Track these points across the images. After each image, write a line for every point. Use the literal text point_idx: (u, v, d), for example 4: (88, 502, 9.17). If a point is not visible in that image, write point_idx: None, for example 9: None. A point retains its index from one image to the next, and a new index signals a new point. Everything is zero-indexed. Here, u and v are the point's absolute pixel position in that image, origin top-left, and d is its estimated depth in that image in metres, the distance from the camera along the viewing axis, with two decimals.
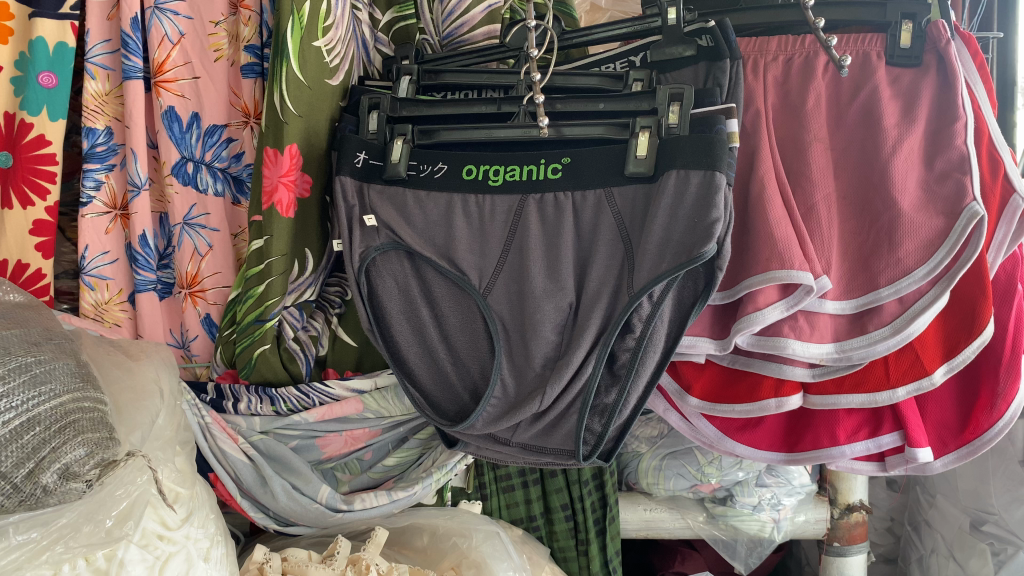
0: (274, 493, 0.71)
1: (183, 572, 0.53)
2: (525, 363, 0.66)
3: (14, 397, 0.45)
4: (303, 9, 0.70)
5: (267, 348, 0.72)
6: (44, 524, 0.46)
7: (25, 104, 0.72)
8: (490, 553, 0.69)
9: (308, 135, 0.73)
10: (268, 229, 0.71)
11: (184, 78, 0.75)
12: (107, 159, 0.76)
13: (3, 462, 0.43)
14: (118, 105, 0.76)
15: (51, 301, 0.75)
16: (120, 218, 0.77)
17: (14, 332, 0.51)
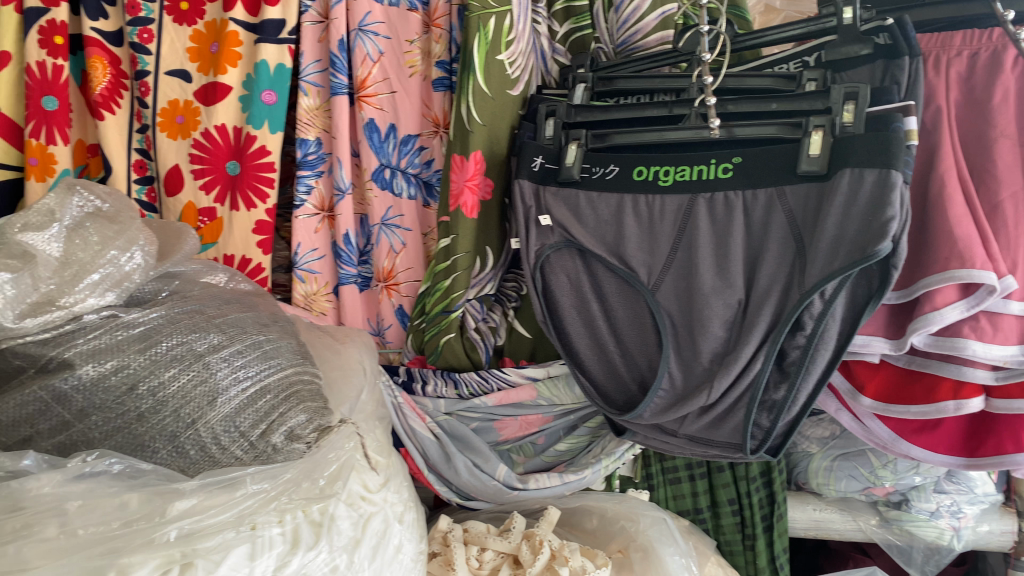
0: (457, 469, 0.77)
1: (382, 530, 0.59)
2: (693, 357, 0.69)
3: (251, 368, 0.54)
4: (489, 25, 0.76)
5: (452, 336, 0.78)
6: (273, 477, 0.53)
7: (251, 119, 0.83)
8: (657, 537, 0.72)
9: (491, 143, 0.79)
10: (454, 229, 0.78)
11: (383, 93, 0.82)
12: (317, 166, 0.86)
13: (244, 422, 0.52)
14: (326, 118, 0.86)
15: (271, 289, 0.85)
16: (327, 219, 0.87)
17: (248, 314, 0.59)
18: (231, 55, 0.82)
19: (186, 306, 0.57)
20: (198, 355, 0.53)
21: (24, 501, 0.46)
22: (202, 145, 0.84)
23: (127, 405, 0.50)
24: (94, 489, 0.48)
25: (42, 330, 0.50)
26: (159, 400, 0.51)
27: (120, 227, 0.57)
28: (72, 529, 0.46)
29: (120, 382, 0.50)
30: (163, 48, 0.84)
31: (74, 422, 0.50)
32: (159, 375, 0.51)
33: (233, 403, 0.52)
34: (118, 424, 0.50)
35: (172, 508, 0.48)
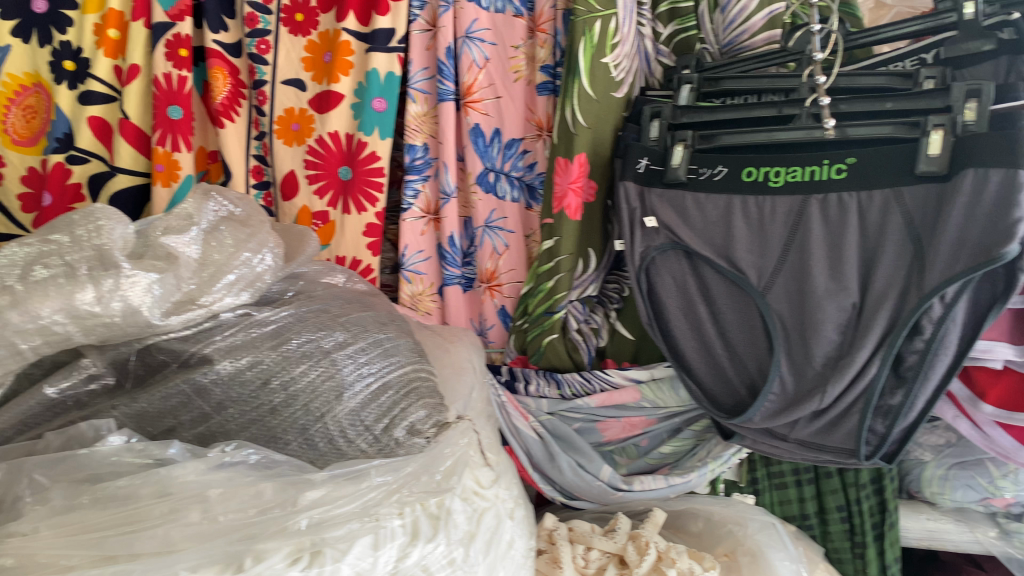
0: (560, 469, 0.78)
1: (495, 525, 0.61)
2: (805, 360, 0.68)
3: (374, 364, 0.57)
4: (594, 28, 0.76)
5: (555, 337, 0.79)
6: (396, 470, 0.54)
7: (362, 125, 0.86)
8: (766, 542, 0.72)
9: (595, 145, 0.79)
10: (558, 231, 0.78)
11: (489, 99, 0.84)
12: (424, 170, 0.88)
13: (370, 416, 0.55)
14: (433, 123, 0.88)
15: (378, 281, 0.88)
16: (432, 222, 0.89)
17: (368, 314, 0.62)
18: (343, 64, 0.86)
19: (312, 305, 0.60)
20: (325, 352, 0.56)
21: (171, 487, 0.49)
22: (316, 151, 0.88)
23: (261, 398, 0.53)
24: (233, 477, 0.51)
25: (185, 327, 0.53)
26: (290, 395, 0.53)
27: (252, 230, 0.60)
28: (214, 515, 0.48)
29: (255, 376, 0.53)
30: (280, 58, 0.88)
31: (213, 414, 0.53)
32: (290, 371, 0.54)
33: (359, 398, 0.55)
34: (252, 417, 0.53)
35: (303, 498, 0.51)
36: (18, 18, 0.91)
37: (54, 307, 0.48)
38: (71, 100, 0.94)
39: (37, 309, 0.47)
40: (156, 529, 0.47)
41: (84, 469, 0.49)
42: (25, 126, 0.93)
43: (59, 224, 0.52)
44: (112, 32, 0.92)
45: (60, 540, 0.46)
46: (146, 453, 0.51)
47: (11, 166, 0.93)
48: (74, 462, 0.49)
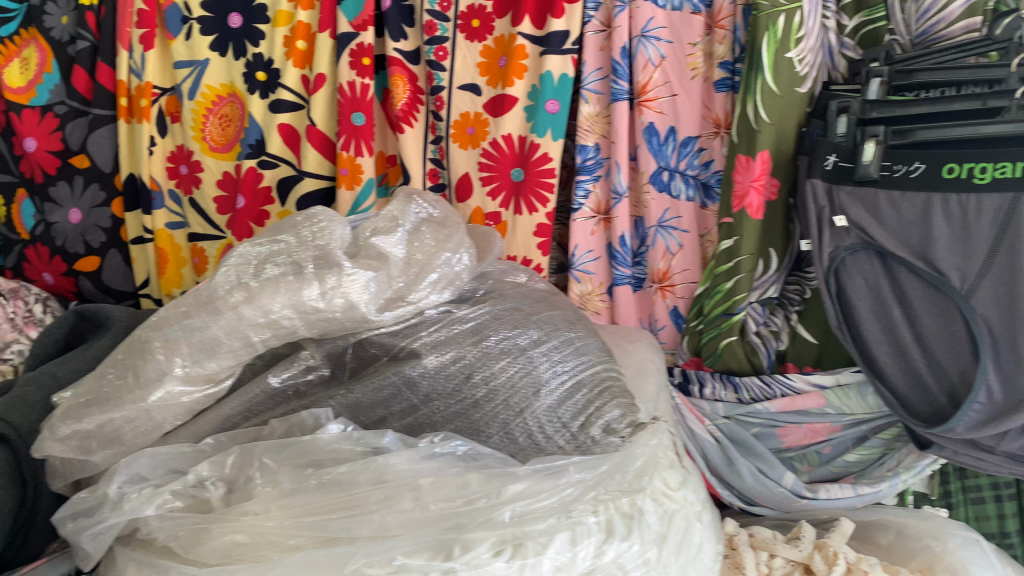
0: (741, 474, 0.77)
1: (685, 528, 0.60)
2: (1016, 370, 0.64)
3: (568, 363, 0.57)
4: (778, 23, 0.74)
5: (733, 340, 0.79)
6: (592, 468, 0.54)
7: (536, 127, 0.88)
8: (968, 559, 0.68)
9: (779, 141, 0.77)
10: (738, 230, 0.77)
11: (664, 97, 0.83)
12: (595, 171, 0.88)
13: (567, 412, 0.56)
14: (605, 123, 0.87)
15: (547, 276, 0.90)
16: (602, 222, 0.89)
17: (557, 312, 0.63)
18: (518, 68, 0.87)
19: (506, 304, 0.61)
20: (521, 349, 0.57)
21: (387, 474, 0.51)
22: (490, 153, 0.90)
23: (464, 392, 0.55)
24: (442, 468, 0.53)
25: (396, 323, 0.56)
26: (491, 389, 0.55)
27: (450, 232, 0.62)
28: (425, 503, 0.51)
29: (458, 371, 0.55)
30: (457, 64, 0.91)
31: (420, 406, 0.55)
32: (490, 366, 0.56)
33: (555, 395, 0.56)
34: (457, 410, 0.55)
35: (507, 490, 0.52)
36: (216, 34, 1.01)
37: (284, 302, 0.51)
38: (262, 109, 1.00)
39: (268, 304, 0.51)
40: (373, 514, 0.50)
41: (308, 455, 0.53)
42: (220, 133, 1.04)
43: (285, 227, 0.56)
44: (300, 44, 0.97)
45: (289, 520, 0.50)
46: (362, 441, 0.53)
47: (209, 170, 1.04)
48: (299, 448, 0.53)
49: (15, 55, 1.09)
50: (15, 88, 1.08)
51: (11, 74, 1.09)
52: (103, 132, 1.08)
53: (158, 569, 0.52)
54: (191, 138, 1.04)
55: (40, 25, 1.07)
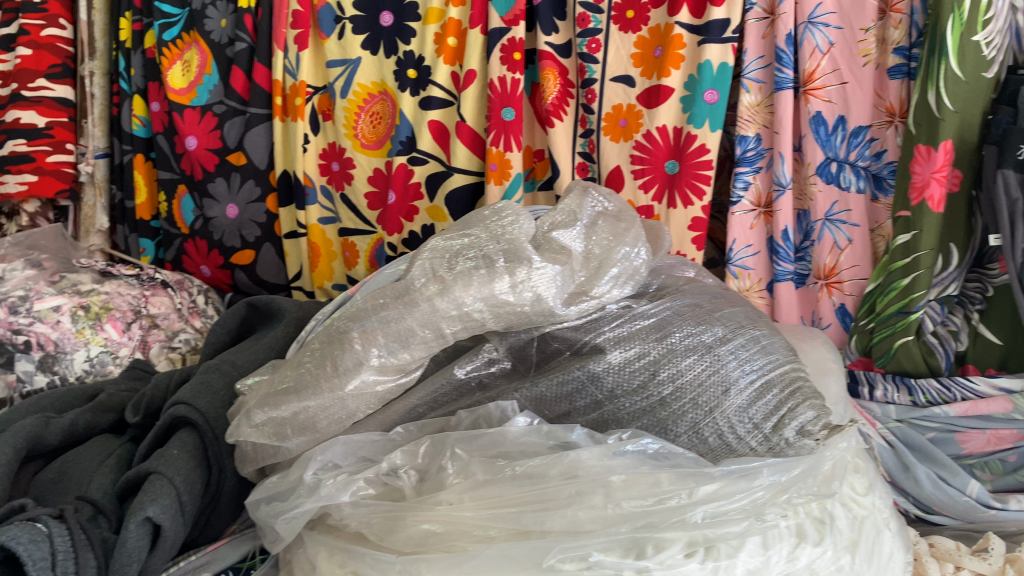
0: (919, 480, 0.73)
1: (876, 535, 0.57)
2: None
3: (757, 362, 0.56)
4: (964, 4, 0.70)
5: (909, 339, 0.75)
6: (786, 471, 0.52)
7: (693, 118, 0.85)
8: None
9: (963, 129, 0.73)
10: (917, 224, 0.74)
11: (832, 85, 0.80)
12: (756, 162, 0.85)
13: (757, 414, 0.53)
14: (767, 113, 0.85)
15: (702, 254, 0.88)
16: (763, 215, 0.86)
17: (739, 309, 0.61)
18: (675, 58, 0.86)
19: (686, 299, 0.60)
20: (708, 347, 0.55)
21: (579, 469, 0.51)
22: (643, 146, 0.89)
23: (650, 390, 0.54)
24: (633, 466, 0.51)
25: (579, 317, 0.55)
26: (678, 388, 0.53)
27: (627, 225, 0.60)
28: (616, 501, 0.50)
29: (645, 368, 0.54)
30: (610, 56, 0.89)
31: (606, 402, 0.54)
32: (677, 363, 0.54)
33: (745, 395, 0.54)
34: (644, 407, 0.54)
35: (700, 490, 0.50)
36: (368, 32, 1.05)
37: (476, 295, 0.52)
38: (413, 106, 1.03)
39: (461, 297, 0.52)
40: (566, 509, 0.49)
41: (498, 447, 0.53)
42: (371, 131, 1.07)
43: (473, 221, 0.57)
44: (450, 40, 0.99)
45: (481, 512, 0.50)
46: (552, 435, 0.53)
47: (360, 167, 1.08)
48: (489, 439, 0.54)
49: (178, 58, 1.16)
50: (179, 89, 1.15)
51: (174, 76, 1.16)
52: (258, 130, 1.13)
53: (352, 554, 0.54)
54: (343, 135, 1.08)
55: (201, 28, 1.14)
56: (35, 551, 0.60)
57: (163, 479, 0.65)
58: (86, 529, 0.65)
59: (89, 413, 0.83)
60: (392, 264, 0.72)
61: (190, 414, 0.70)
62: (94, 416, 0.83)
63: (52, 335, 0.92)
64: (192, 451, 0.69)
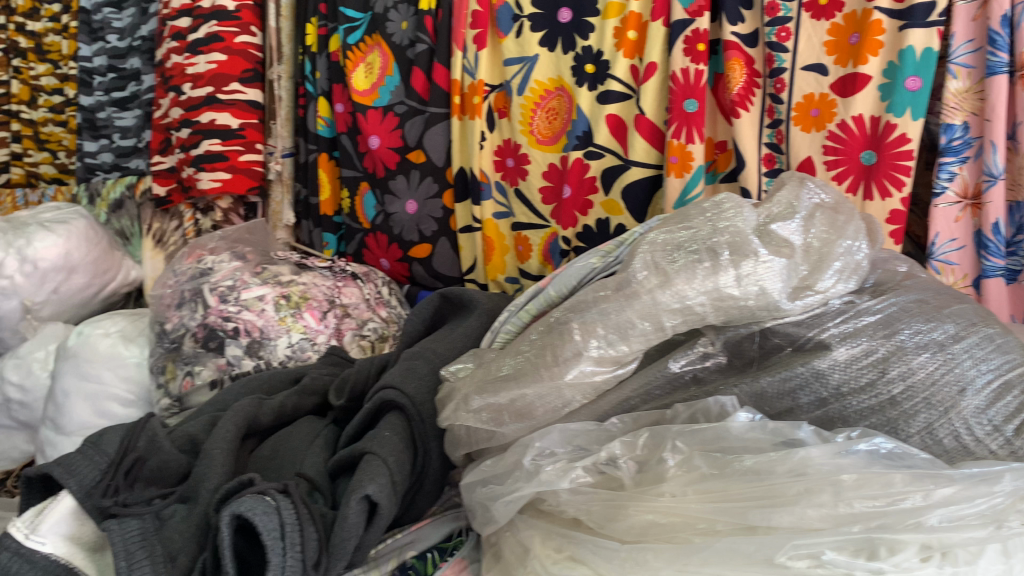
0: None
1: None
2: None
3: (995, 361, 0.53)
4: None
5: None
6: None
7: (892, 107, 0.82)
8: None
9: None
10: None
11: None
12: (963, 152, 0.81)
13: (995, 417, 0.52)
14: (978, 99, 0.80)
15: (902, 243, 0.84)
16: (970, 207, 0.82)
17: (968, 305, 0.58)
18: (873, 44, 0.82)
19: (910, 296, 0.58)
20: (940, 345, 0.53)
21: (808, 467, 0.50)
22: (837, 136, 0.86)
23: (879, 388, 0.53)
24: (864, 465, 0.50)
25: (803, 312, 0.55)
26: (909, 386, 0.52)
27: (846, 217, 0.59)
28: (847, 500, 0.48)
29: (872, 365, 0.53)
30: (801, 44, 0.87)
31: (832, 400, 0.53)
32: (907, 361, 0.53)
33: (983, 396, 0.52)
34: (873, 406, 0.53)
35: (937, 493, 0.48)
36: (546, 30, 1.06)
37: (699, 289, 0.52)
38: (590, 100, 1.03)
39: (683, 290, 0.52)
40: (793, 506, 0.49)
41: (720, 441, 0.53)
42: (547, 127, 1.09)
43: (692, 214, 0.58)
44: (631, 34, 0.99)
45: (705, 505, 0.50)
46: (778, 432, 0.53)
47: (536, 163, 1.10)
48: (713, 432, 0.54)
49: (361, 60, 1.23)
50: (362, 90, 1.23)
51: (358, 78, 1.23)
52: (438, 129, 1.18)
53: (570, 539, 0.56)
54: (520, 131, 1.10)
55: (383, 31, 1.20)
56: (269, 522, 0.65)
57: (377, 458, 0.69)
58: (309, 504, 0.69)
59: (296, 395, 0.90)
60: (584, 258, 0.76)
61: (399, 398, 0.73)
62: (300, 398, 0.90)
63: (258, 322, 1.00)
64: (402, 434, 0.73)
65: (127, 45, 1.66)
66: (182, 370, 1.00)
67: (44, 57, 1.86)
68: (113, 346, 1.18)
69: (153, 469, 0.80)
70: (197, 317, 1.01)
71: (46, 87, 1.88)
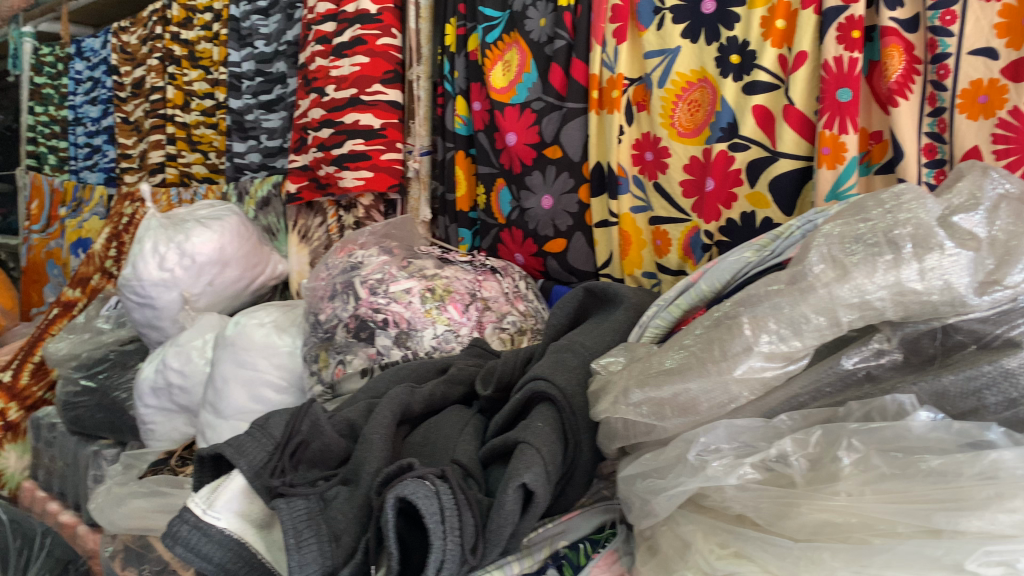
0: None
1: None
2: None
3: None
4: None
5: None
6: None
7: None
8: None
9: None
10: None
11: None
12: None
13: None
14: None
15: None
16: None
17: None
18: None
19: None
20: None
21: (999, 470, 0.46)
22: (1009, 124, 0.81)
23: None
24: None
25: (990, 308, 0.51)
26: None
27: None
28: None
29: None
30: (967, 28, 0.83)
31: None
32: None
33: None
34: None
35: None
36: (689, 21, 1.06)
37: (880, 283, 0.50)
38: (735, 91, 1.02)
39: (863, 285, 0.51)
40: (983, 511, 0.45)
41: (900, 440, 0.52)
42: (688, 119, 1.08)
43: (869, 206, 0.56)
44: (779, 23, 0.96)
45: (885, 506, 0.49)
46: (966, 433, 0.50)
47: (677, 156, 1.09)
48: (892, 431, 0.52)
49: (499, 58, 1.26)
50: (500, 88, 1.26)
51: (496, 76, 1.27)
52: (575, 124, 1.18)
53: (736, 535, 0.56)
54: (660, 125, 1.10)
55: (522, 29, 1.23)
56: (431, 505, 0.66)
57: (531, 448, 0.70)
58: (465, 490, 0.71)
59: (444, 384, 0.93)
60: (736, 253, 0.76)
61: (549, 389, 0.74)
62: (448, 387, 0.93)
63: (405, 314, 1.04)
64: (553, 425, 0.73)
65: (274, 50, 1.75)
66: (334, 359, 1.05)
67: (196, 64, 2.00)
68: (268, 335, 1.25)
69: (315, 452, 0.83)
70: (348, 308, 1.07)
71: (198, 92, 2.00)
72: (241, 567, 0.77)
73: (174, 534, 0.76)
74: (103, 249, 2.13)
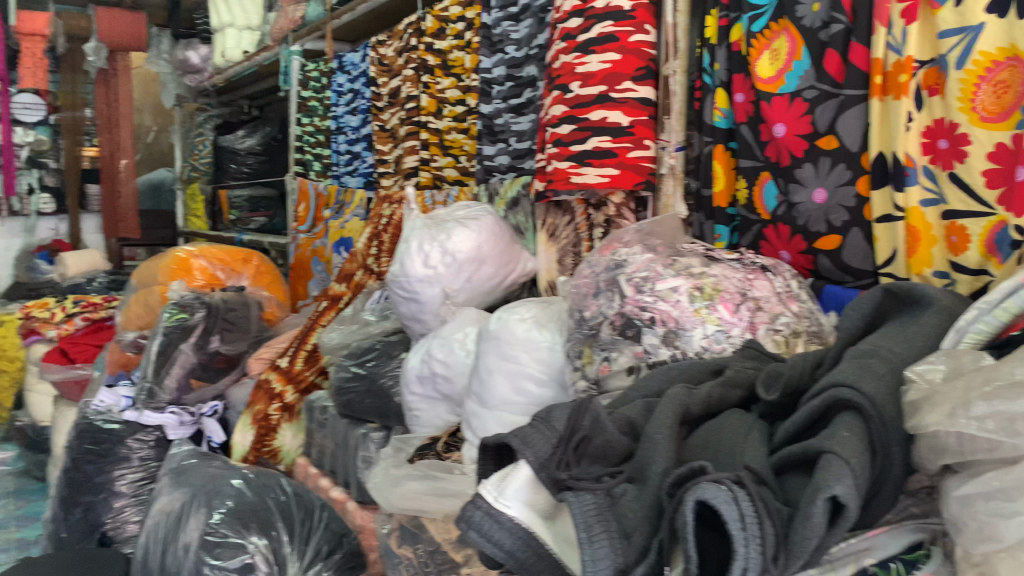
0: None
1: None
2: None
3: None
4: None
5: None
6: None
7: None
8: None
9: None
10: None
11: None
12: None
13: None
14: None
15: None
16: None
17: None
18: None
19: None
20: None
21: None
22: None
23: None
24: None
25: None
26: None
27: None
28: None
29: None
30: None
31: None
32: None
33: None
34: None
35: None
36: None
37: None
38: None
39: None
40: None
41: None
42: (993, 102, 0.97)
43: None
44: None
45: None
46: None
47: (978, 143, 0.99)
48: None
49: (766, 47, 1.22)
50: (767, 78, 1.22)
51: (762, 66, 1.23)
52: (854, 112, 1.12)
53: None
54: (957, 109, 1.01)
55: (793, 15, 1.17)
56: (732, 511, 0.64)
57: (838, 458, 0.64)
58: (766, 498, 0.67)
59: (721, 387, 0.90)
60: None
61: (856, 397, 0.69)
62: (726, 390, 0.90)
63: (673, 312, 1.03)
64: (861, 434, 0.67)
65: (524, 54, 1.79)
66: (600, 355, 1.07)
67: (449, 72, 2.11)
68: (529, 330, 1.27)
69: (598, 446, 0.83)
70: (614, 305, 1.07)
71: (451, 99, 2.12)
72: (530, 556, 0.79)
73: (468, 518, 0.80)
74: (364, 247, 2.30)
